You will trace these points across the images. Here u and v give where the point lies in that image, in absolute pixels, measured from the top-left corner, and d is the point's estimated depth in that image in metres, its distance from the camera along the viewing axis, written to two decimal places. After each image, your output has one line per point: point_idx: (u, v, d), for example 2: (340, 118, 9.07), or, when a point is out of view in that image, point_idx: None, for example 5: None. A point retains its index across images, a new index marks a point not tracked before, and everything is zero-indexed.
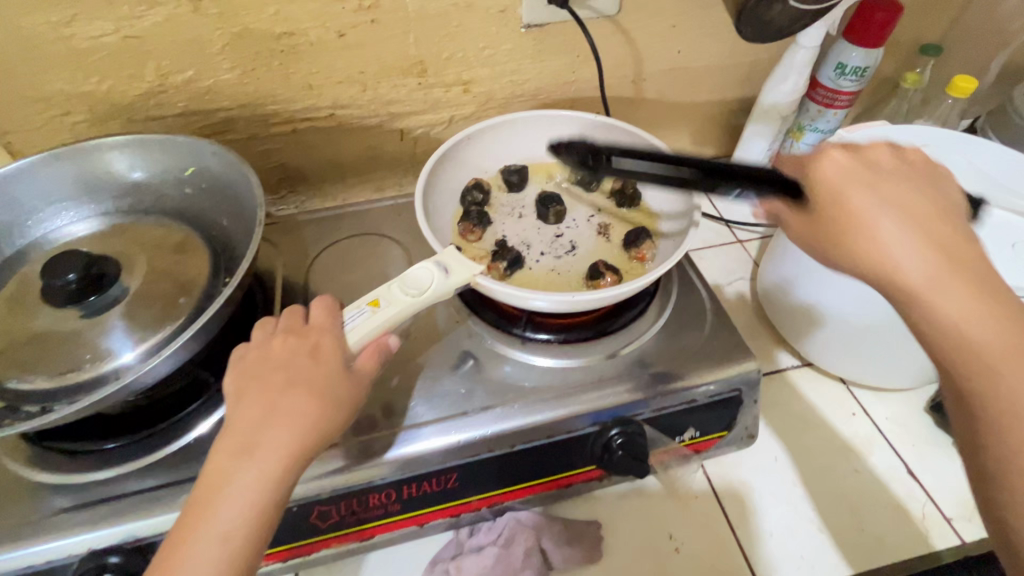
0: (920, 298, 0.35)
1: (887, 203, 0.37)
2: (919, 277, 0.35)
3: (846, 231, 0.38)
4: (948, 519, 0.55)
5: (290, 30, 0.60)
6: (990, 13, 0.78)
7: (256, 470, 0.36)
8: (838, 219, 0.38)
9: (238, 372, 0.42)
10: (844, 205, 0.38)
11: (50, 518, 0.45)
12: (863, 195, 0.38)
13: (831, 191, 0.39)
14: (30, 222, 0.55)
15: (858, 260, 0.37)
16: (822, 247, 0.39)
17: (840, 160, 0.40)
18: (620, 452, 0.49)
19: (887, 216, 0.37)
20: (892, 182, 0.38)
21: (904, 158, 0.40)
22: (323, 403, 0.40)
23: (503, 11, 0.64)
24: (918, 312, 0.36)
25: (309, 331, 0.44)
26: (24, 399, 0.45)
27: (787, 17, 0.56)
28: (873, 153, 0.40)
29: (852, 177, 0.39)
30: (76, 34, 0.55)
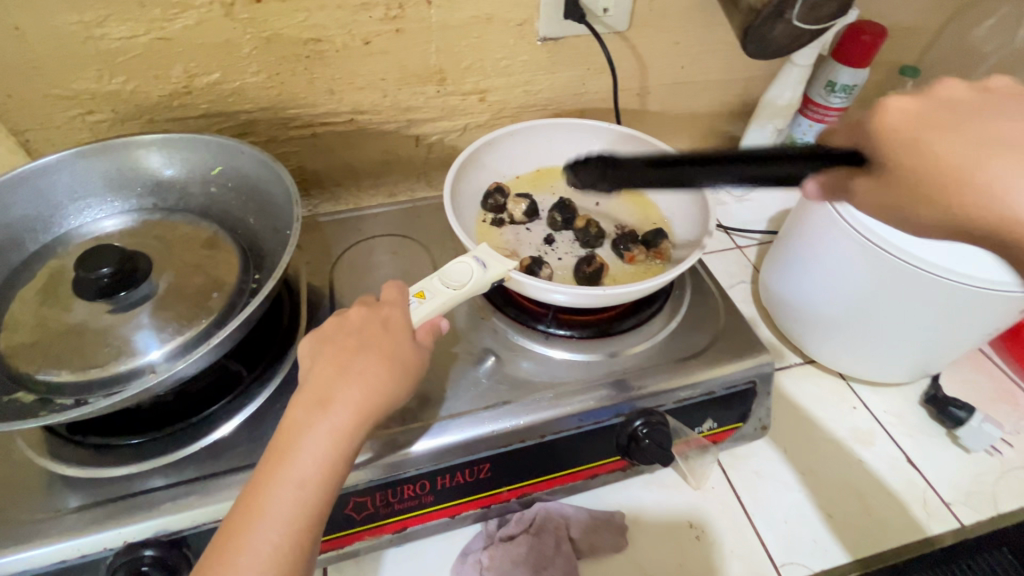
0: None
1: (994, 143, 0.33)
2: None
3: (963, 180, 0.32)
4: (947, 504, 0.58)
5: (317, 37, 0.62)
6: (962, 40, 0.84)
7: (329, 423, 0.38)
8: (932, 172, 0.33)
9: (317, 337, 0.44)
10: (930, 150, 0.33)
11: (75, 515, 0.44)
12: (968, 130, 0.34)
13: (908, 143, 0.34)
14: (56, 216, 0.55)
15: (964, 212, 0.33)
16: (908, 206, 0.35)
17: (907, 106, 0.35)
18: (646, 441, 0.51)
19: (997, 157, 0.32)
20: (981, 121, 0.34)
21: (982, 92, 0.37)
22: (390, 365, 0.41)
23: (522, 24, 0.67)
24: None
25: (381, 305, 0.46)
26: (55, 392, 0.44)
27: (789, 35, 0.60)
28: (943, 90, 0.37)
29: (924, 114, 0.35)
30: (108, 34, 0.56)
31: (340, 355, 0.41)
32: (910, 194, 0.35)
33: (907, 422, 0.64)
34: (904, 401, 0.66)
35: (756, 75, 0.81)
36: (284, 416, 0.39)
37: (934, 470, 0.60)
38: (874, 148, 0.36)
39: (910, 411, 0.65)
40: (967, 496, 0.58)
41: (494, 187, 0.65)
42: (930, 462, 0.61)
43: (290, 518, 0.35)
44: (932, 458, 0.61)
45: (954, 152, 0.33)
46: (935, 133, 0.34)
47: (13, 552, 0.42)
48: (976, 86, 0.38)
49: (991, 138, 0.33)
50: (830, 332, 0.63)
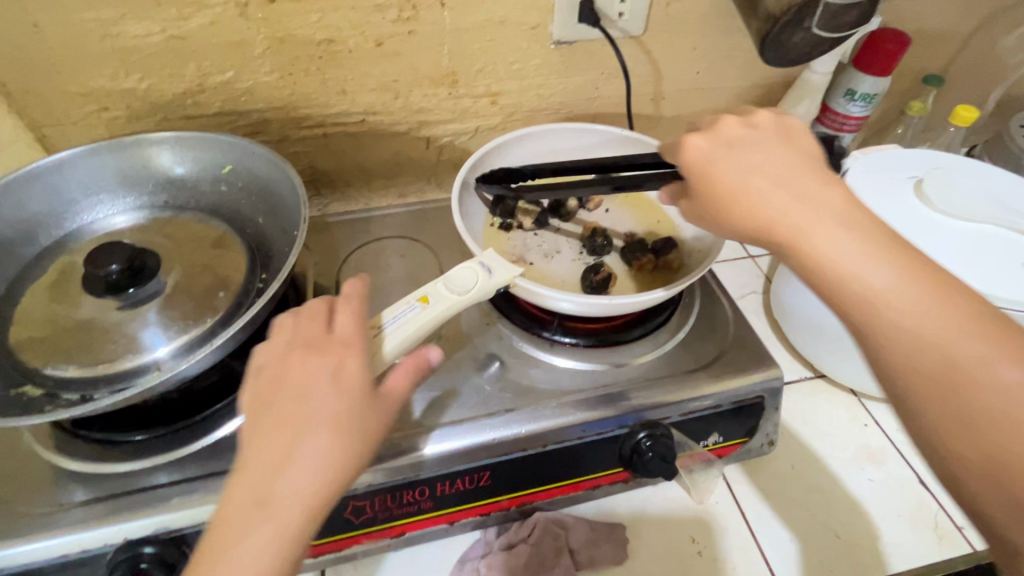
0: (790, 237, 0.38)
1: (756, 169, 0.41)
2: (783, 223, 0.38)
3: (727, 200, 0.41)
4: (959, 528, 0.56)
5: (330, 37, 0.62)
6: (988, 50, 0.82)
7: (273, 526, 0.32)
8: (721, 194, 0.42)
9: (253, 397, 0.38)
10: (713, 179, 0.42)
11: (78, 509, 0.44)
12: (736, 161, 0.42)
13: (703, 171, 0.43)
14: (69, 211, 0.55)
15: (739, 218, 0.41)
16: (717, 220, 0.43)
17: (700, 144, 0.45)
18: (650, 454, 0.50)
19: (756, 179, 0.41)
20: (750, 150, 0.43)
21: (755, 126, 0.45)
22: (346, 435, 0.36)
23: (536, 28, 0.66)
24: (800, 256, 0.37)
25: (331, 348, 0.40)
26: (62, 387, 0.45)
27: (809, 42, 0.59)
28: (727, 128, 0.45)
29: (713, 151, 0.44)
30: (123, 32, 0.56)
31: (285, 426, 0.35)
32: (713, 208, 0.43)
33: None
34: None
35: (775, 82, 0.80)
36: (215, 509, 0.33)
37: (947, 493, 0.59)
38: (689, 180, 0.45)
39: None
40: None
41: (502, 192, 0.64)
42: (942, 484, 0.59)
43: None
44: None
45: (720, 179, 0.42)
46: (723, 165, 0.43)
47: (16, 544, 0.42)
48: (753, 120, 0.46)
49: (756, 164, 0.41)
50: (843, 347, 0.61)
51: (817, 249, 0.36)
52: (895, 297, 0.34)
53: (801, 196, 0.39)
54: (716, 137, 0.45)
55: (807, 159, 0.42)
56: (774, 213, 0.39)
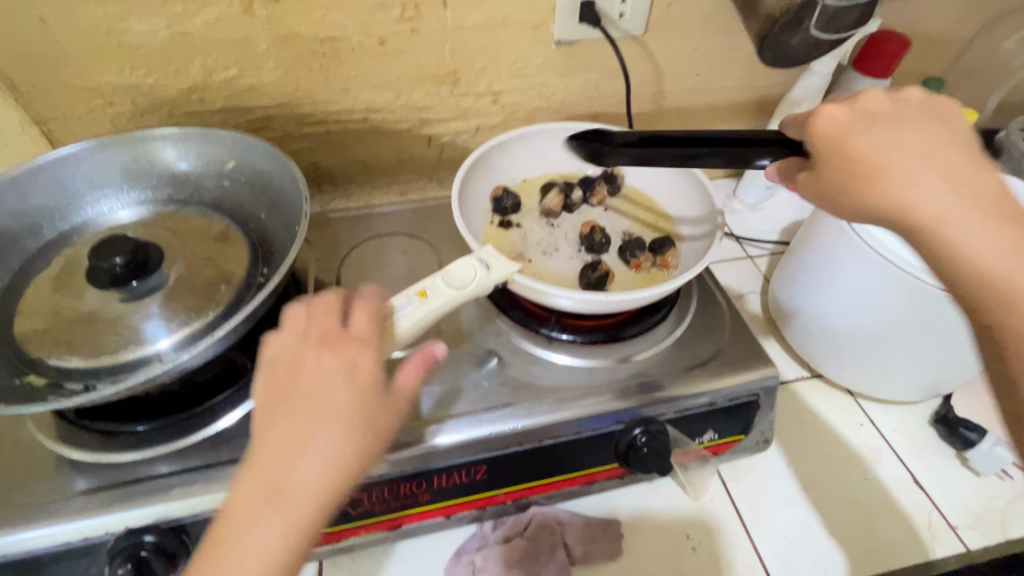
0: (929, 228, 0.36)
1: (899, 148, 0.39)
2: (926, 209, 0.36)
3: (859, 177, 0.39)
4: (953, 527, 0.56)
5: (334, 35, 0.62)
6: (988, 53, 0.83)
7: (279, 522, 0.33)
8: (856, 168, 0.40)
9: (266, 388, 0.38)
10: (849, 154, 0.40)
11: (80, 498, 0.45)
12: (880, 136, 0.40)
13: (836, 143, 0.41)
14: (74, 205, 0.56)
15: (872, 197, 0.39)
16: (839, 195, 0.41)
17: (837, 115, 0.42)
18: (645, 450, 0.51)
19: (903, 159, 0.38)
20: (897, 129, 0.40)
21: (903, 102, 0.43)
22: (356, 434, 0.36)
23: (537, 27, 0.67)
24: (936, 250, 0.36)
25: (348, 343, 0.40)
26: (65, 377, 0.45)
27: (808, 43, 0.59)
28: (871, 101, 0.43)
29: (857, 124, 0.41)
30: (129, 28, 0.57)
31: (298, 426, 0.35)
32: (840, 182, 0.41)
33: (915, 441, 0.63)
34: (913, 420, 0.65)
35: (775, 83, 0.80)
36: (226, 500, 0.34)
37: (941, 492, 0.59)
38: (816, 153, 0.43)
39: (919, 431, 0.64)
40: (973, 520, 0.57)
41: (502, 190, 0.65)
42: (937, 483, 0.60)
43: None
44: (939, 480, 0.60)
45: (864, 155, 0.40)
46: (861, 139, 0.40)
47: (19, 531, 0.43)
48: (897, 98, 0.43)
49: (898, 143, 0.39)
50: (839, 347, 0.62)
51: (954, 241, 0.35)
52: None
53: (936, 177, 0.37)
54: (863, 106, 0.42)
55: (958, 141, 0.40)
56: (908, 196, 0.37)
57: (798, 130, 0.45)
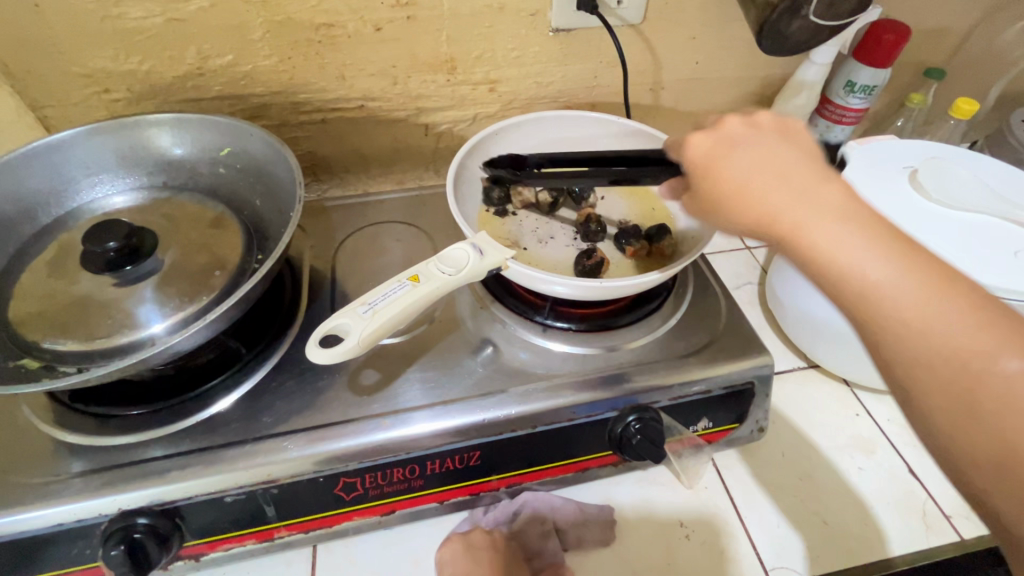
0: (800, 247, 0.35)
1: (754, 167, 0.38)
2: (790, 228, 0.35)
3: (725, 202, 0.39)
4: (947, 516, 0.56)
5: (329, 22, 0.62)
6: (989, 43, 0.82)
7: None
8: (724, 193, 0.39)
9: None
10: (717, 179, 0.39)
11: (75, 480, 0.45)
12: (741, 159, 0.38)
13: (704, 168, 0.40)
14: (69, 190, 0.56)
15: (743, 219, 0.38)
16: (717, 218, 0.40)
17: (703, 141, 0.41)
18: (638, 438, 0.51)
19: (763, 177, 0.37)
20: (754, 148, 0.39)
21: (756, 121, 0.41)
22: None
23: (534, 15, 0.66)
24: (812, 266, 0.34)
25: None
26: (60, 360, 0.45)
27: (807, 31, 0.59)
28: (729, 124, 0.41)
29: (719, 148, 0.40)
30: (123, 14, 0.57)
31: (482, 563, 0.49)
32: (713, 210, 0.40)
33: (911, 431, 0.63)
34: (909, 411, 0.64)
35: (774, 73, 0.80)
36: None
37: (936, 482, 0.59)
38: (690, 178, 0.42)
39: None
40: (968, 510, 0.57)
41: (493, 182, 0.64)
42: (933, 473, 0.59)
43: None
44: (934, 470, 0.60)
45: (730, 178, 0.39)
46: (729, 163, 0.39)
47: (13, 513, 0.43)
48: (755, 117, 0.41)
49: (754, 162, 0.38)
50: (837, 337, 0.61)
51: (824, 257, 0.34)
52: (913, 311, 0.31)
53: (806, 190, 0.36)
54: (727, 129, 0.41)
55: (809, 156, 0.38)
56: (773, 214, 0.36)
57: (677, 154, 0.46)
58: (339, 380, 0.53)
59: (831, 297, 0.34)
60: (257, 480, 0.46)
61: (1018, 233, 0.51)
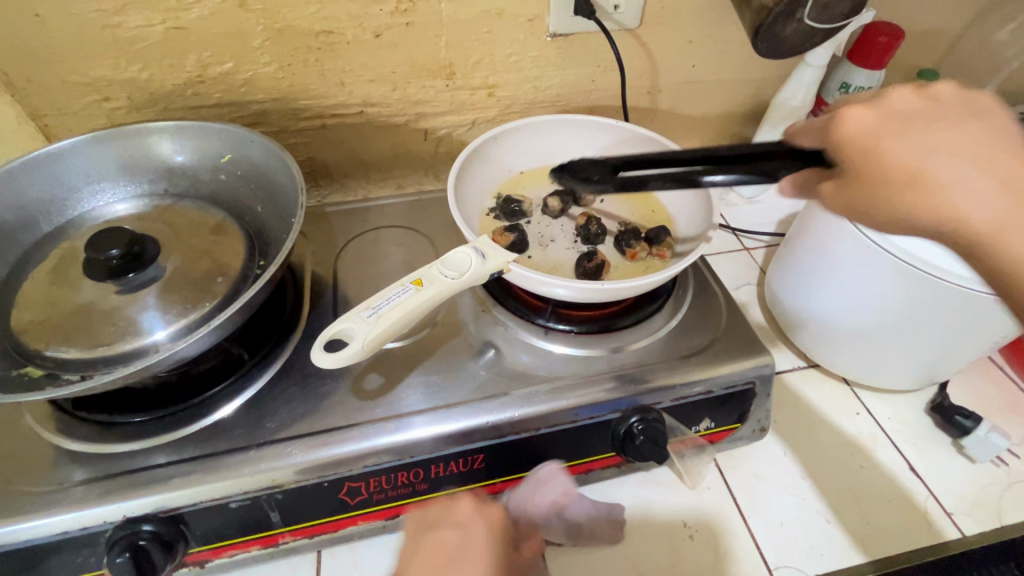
0: (987, 241, 0.35)
1: (942, 145, 0.36)
2: (981, 222, 0.35)
3: (898, 186, 0.37)
4: (949, 513, 0.57)
5: (329, 29, 0.62)
6: (981, 44, 0.83)
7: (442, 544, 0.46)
8: (895, 178, 0.37)
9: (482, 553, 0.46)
10: (886, 160, 0.37)
11: (79, 488, 0.45)
12: (921, 137, 0.36)
13: (871, 147, 0.38)
14: (70, 198, 0.56)
15: (918, 208, 0.37)
16: (877, 206, 0.39)
17: (866, 115, 0.39)
18: (641, 438, 0.51)
19: (952, 162, 0.35)
20: (942, 125, 0.37)
21: (934, 95, 0.39)
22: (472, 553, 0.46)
23: (531, 20, 0.67)
24: (1002, 257, 0.36)
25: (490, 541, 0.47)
26: (63, 368, 0.45)
27: (801, 34, 0.60)
28: (899, 98, 0.39)
29: (892, 124, 0.38)
30: (124, 23, 0.57)
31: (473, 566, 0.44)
32: (872, 196, 0.38)
33: (911, 429, 0.63)
34: (908, 409, 0.65)
35: (769, 75, 0.80)
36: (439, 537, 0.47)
37: (937, 479, 0.59)
38: (843, 158, 0.40)
39: (915, 419, 0.64)
40: (969, 506, 0.57)
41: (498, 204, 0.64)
42: (933, 471, 0.60)
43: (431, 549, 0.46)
44: (935, 467, 0.60)
45: (903, 160, 0.36)
46: (907, 144, 0.37)
47: (18, 521, 0.43)
48: (929, 88, 0.40)
49: (932, 142, 0.36)
50: (836, 336, 0.62)
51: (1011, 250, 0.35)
52: None
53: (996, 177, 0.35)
54: (898, 104, 0.39)
55: (1006, 131, 0.37)
56: (963, 204, 0.35)
57: (821, 135, 0.42)
58: (342, 384, 0.53)
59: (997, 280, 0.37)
60: (261, 486, 0.46)
61: None
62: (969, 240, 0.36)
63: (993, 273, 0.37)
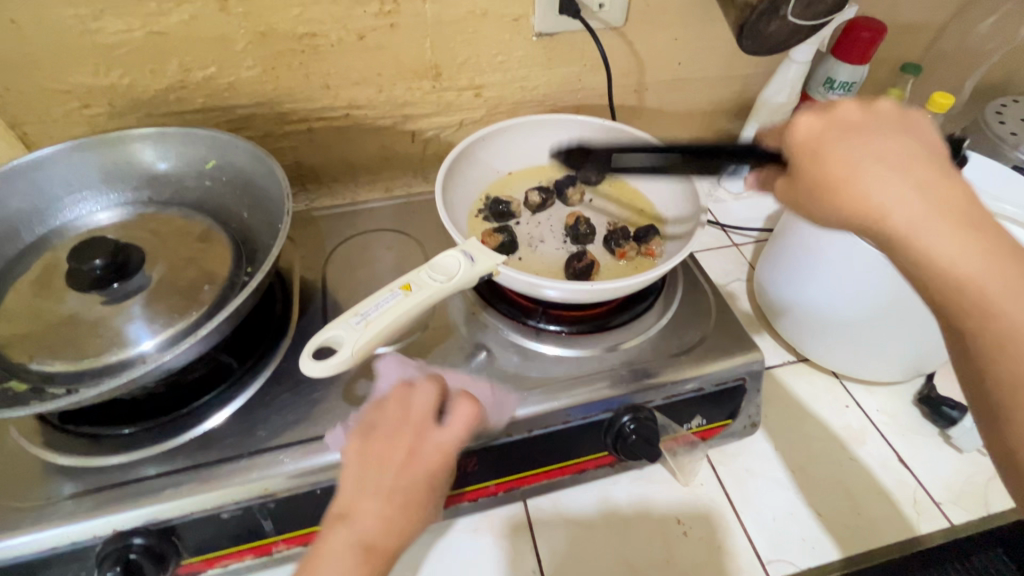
0: (903, 240, 0.35)
1: (869, 154, 0.37)
2: (898, 221, 0.35)
3: (828, 187, 0.38)
4: (937, 503, 0.58)
5: (312, 31, 0.62)
6: (963, 38, 0.84)
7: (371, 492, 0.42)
8: (828, 179, 0.38)
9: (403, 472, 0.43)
10: (824, 164, 0.38)
11: (69, 502, 0.45)
12: (852, 146, 0.38)
13: (810, 152, 0.40)
14: (52, 208, 0.55)
15: (846, 207, 0.37)
16: (819, 206, 0.39)
17: (812, 124, 0.40)
18: (633, 437, 0.51)
19: (879, 168, 0.36)
20: (870, 137, 0.38)
21: (876, 110, 0.41)
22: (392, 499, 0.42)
23: (517, 20, 0.67)
24: (912, 256, 0.35)
25: (417, 448, 0.44)
26: (48, 381, 0.45)
27: (785, 31, 0.60)
28: (844, 109, 0.41)
29: (829, 134, 0.39)
30: (103, 28, 0.56)
31: (392, 505, 0.42)
32: (814, 195, 0.39)
33: (900, 421, 0.64)
34: (897, 400, 0.65)
35: (755, 72, 0.81)
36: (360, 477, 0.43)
37: (925, 470, 0.60)
38: (791, 159, 0.41)
39: (904, 411, 0.65)
40: (957, 496, 0.58)
41: (487, 203, 0.65)
42: (921, 461, 0.61)
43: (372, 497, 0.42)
44: (923, 457, 0.61)
45: (836, 165, 0.38)
46: (843, 151, 0.38)
47: (5, 538, 0.42)
48: (872, 104, 0.41)
49: (868, 150, 0.38)
50: (825, 329, 0.62)
51: (930, 253, 0.34)
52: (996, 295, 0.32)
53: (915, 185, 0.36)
54: (842, 114, 0.40)
55: (928, 147, 0.38)
56: (884, 205, 0.36)
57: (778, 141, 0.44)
58: (333, 391, 0.53)
59: (917, 281, 0.36)
60: (254, 495, 0.46)
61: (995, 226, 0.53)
62: (889, 239, 0.36)
63: (908, 271, 0.36)
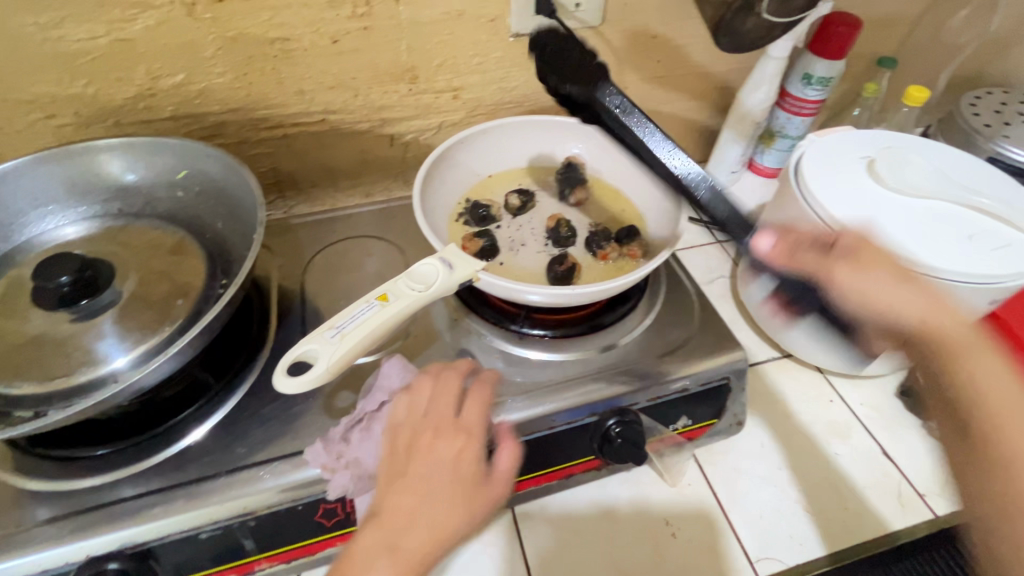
0: (953, 351, 0.45)
1: (887, 269, 0.49)
2: (917, 328, 0.47)
3: (874, 297, 0.48)
4: (921, 495, 0.58)
5: (284, 36, 0.61)
6: (936, 31, 0.85)
7: (408, 489, 0.40)
8: (870, 290, 0.48)
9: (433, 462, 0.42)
10: (869, 275, 0.48)
11: (40, 528, 0.43)
12: (872, 263, 0.49)
13: (853, 263, 0.49)
14: (16, 223, 0.54)
15: (896, 314, 0.47)
16: (863, 308, 0.48)
17: (848, 236, 0.51)
18: (619, 440, 0.51)
19: (871, 283, 0.48)
20: (892, 253, 0.50)
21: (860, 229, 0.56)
22: (435, 500, 0.40)
23: (493, 20, 0.66)
24: (959, 377, 0.44)
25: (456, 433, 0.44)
26: (15, 404, 0.43)
27: (761, 28, 0.60)
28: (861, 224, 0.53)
29: (867, 247, 0.50)
30: (65, 36, 0.55)
31: (427, 496, 0.40)
32: (859, 300, 0.49)
33: (883, 414, 0.64)
34: (880, 394, 0.66)
35: (734, 68, 0.81)
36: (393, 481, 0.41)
37: (908, 462, 0.60)
38: (831, 255, 0.50)
39: (887, 404, 0.65)
40: (940, 487, 0.59)
41: (467, 207, 0.64)
42: (905, 454, 0.61)
43: (408, 493, 0.40)
44: (907, 450, 0.61)
45: (875, 283, 0.48)
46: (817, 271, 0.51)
47: None
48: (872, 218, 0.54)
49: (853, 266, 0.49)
50: (809, 326, 0.62)
51: (975, 374, 0.44)
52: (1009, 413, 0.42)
53: (913, 295, 0.47)
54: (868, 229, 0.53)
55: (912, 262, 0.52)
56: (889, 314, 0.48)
57: (796, 233, 0.53)
58: (313, 403, 0.52)
59: (952, 399, 0.44)
60: (234, 513, 0.45)
61: (966, 217, 0.54)
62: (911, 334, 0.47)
63: (945, 387, 0.45)
